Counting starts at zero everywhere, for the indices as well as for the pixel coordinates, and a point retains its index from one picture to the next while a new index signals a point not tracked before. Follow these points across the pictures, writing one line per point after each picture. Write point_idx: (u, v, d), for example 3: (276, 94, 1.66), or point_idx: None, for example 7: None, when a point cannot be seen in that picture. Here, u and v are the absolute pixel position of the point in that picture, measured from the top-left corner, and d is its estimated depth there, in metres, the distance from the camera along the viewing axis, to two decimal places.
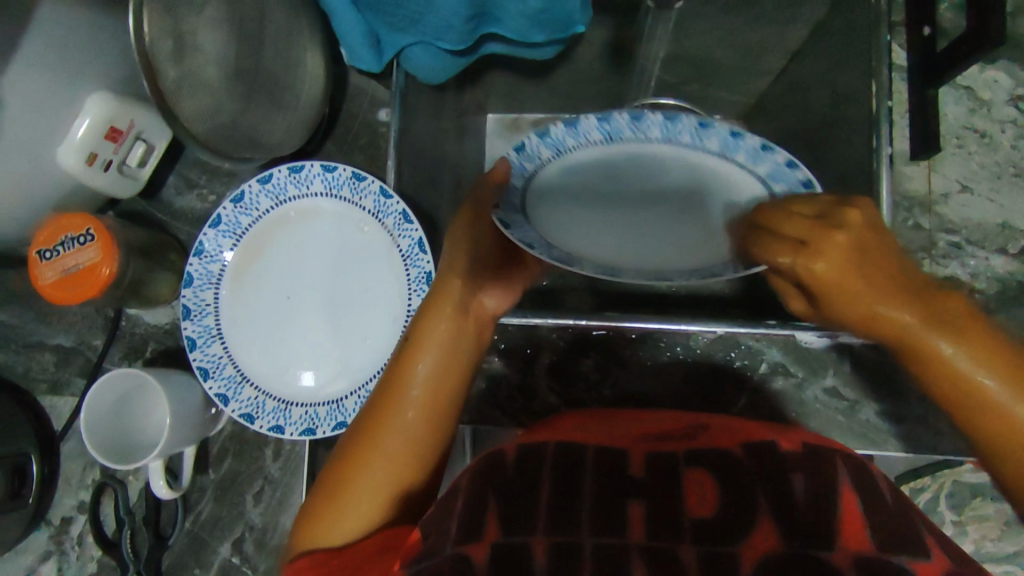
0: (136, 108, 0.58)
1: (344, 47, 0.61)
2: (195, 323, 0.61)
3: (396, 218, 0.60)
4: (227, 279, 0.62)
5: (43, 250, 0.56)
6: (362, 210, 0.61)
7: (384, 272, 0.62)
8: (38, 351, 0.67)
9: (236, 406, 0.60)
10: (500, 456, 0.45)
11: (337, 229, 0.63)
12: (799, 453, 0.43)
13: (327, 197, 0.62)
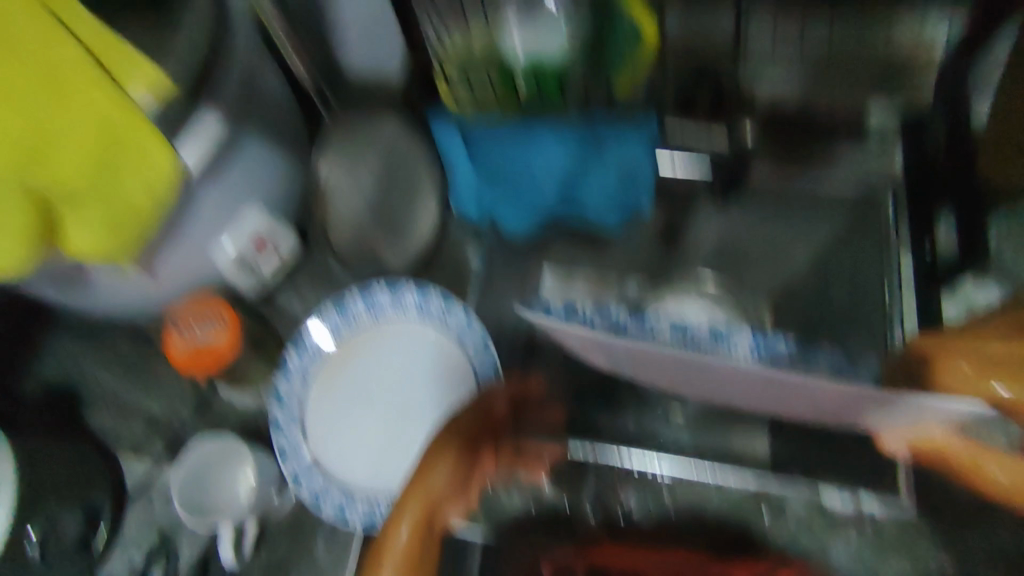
0: (283, 228, 0.73)
1: (454, 204, 0.76)
2: (283, 410, 0.68)
3: (477, 341, 0.70)
4: (316, 374, 0.70)
5: (179, 325, 0.67)
6: (446, 331, 0.71)
7: (457, 387, 0.70)
8: (130, 415, 0.75)
9: (307, 489, 0.66)
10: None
11: (421, 345, 0.72)
12: None
13: (416, 314, 0.72)
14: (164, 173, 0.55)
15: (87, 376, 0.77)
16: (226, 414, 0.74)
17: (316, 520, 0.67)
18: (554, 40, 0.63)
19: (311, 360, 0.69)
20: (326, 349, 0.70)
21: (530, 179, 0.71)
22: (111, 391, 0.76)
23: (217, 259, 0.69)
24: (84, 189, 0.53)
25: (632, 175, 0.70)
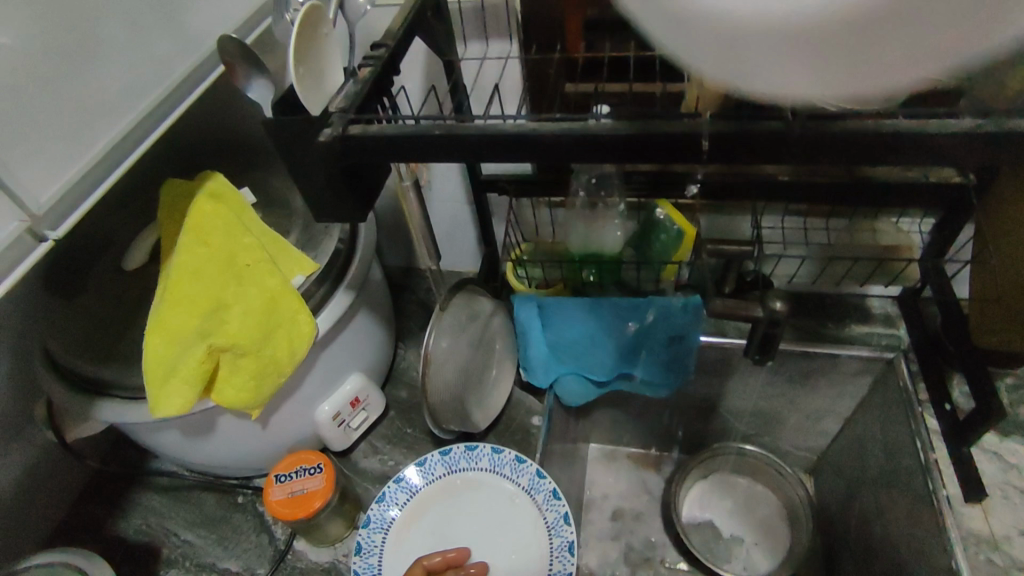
0: (373, 388, 0.84)
1: (524, 370, 0.90)
2: (363, 561, 0.72)
3: (546, 494, 0.75)
4: (396, 528, 0.76)
5: (279, 474, 0.74)
6: (517, 485, 0.77)
7: (528, 539, 0.75)
8: (206, 571, 0.77)
9: None
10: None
11: (493, 500, 0.78)
12: None
13: (490, 472, 0.79)
14: (306, 336, 0.68)
15: (168, 532, 0.81)
16: (301, 569, 0.77)
17: None
18: (612, 239, 0.82)
19: (393, 513, 0.76)
20: (407, 503, 0.77)
21: (592, 345, 0.84)
22: (189, 547, 0.79)
23: (319, 413, 0.78)
24: (248, 347, 0.65)
25: (679, 341, 0.82)
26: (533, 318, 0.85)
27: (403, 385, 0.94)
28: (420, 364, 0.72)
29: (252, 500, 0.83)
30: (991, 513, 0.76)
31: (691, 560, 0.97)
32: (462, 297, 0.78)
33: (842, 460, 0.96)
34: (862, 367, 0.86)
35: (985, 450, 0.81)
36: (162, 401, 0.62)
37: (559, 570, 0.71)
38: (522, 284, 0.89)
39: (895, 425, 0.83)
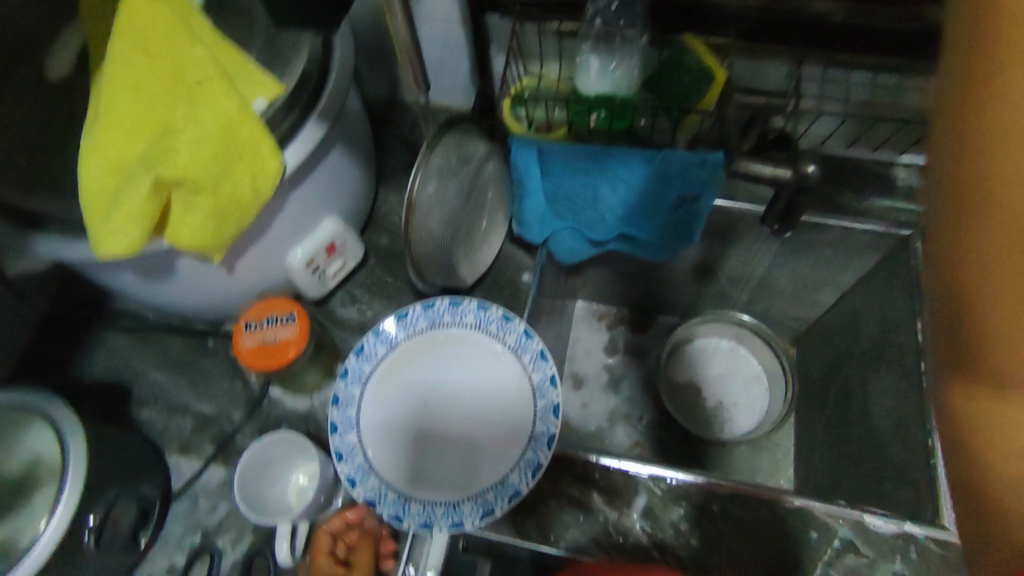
0: (350, 234, 0.76)
1: (517, 223, 0.83)
2: (341, 412, 0.70)
3: (534, 356, 0.72)
4: (376, 380, 0.72)
5: (248, 323, 0.69)
6: (503, 345, 0.73)
7: (512, 399, 0.72)
8: (179, 413, 0.75)
9: (362, 491, 0.66)
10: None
11: (478, 358, 0.74)
12: None
13: (474, 329, 0.74)
14: (273, 173, 0.59)
15: (136, 374, 0.77)
16: (278, 416, 0.75)
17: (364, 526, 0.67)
18: (628, 80, 0.70)
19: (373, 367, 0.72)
20: (386, 356, 0.73)
21: (593, 201, 0.77)
22: (160, 389, 0.76)
23: (291, 259, 0.71)
24: (203, 183, 0.55)
25: (690, 203, 0.75)
26: (533, 166, 0.76)
27: (384, 232, 0.87)
28: (405, 219, 0.64)
29: (224, 346, 0.79)
30: None
31: (668, 419, 0.99)
32: (452, 139, 0.68)
33: (832, 332, 0.95)
34: (874, 242, 0.81)
35: None
36: (106, 241, 0.53)
37: (542, 432, 0.69)
38: (520, 125, 0.79)
39: (897, 303, 0.80)
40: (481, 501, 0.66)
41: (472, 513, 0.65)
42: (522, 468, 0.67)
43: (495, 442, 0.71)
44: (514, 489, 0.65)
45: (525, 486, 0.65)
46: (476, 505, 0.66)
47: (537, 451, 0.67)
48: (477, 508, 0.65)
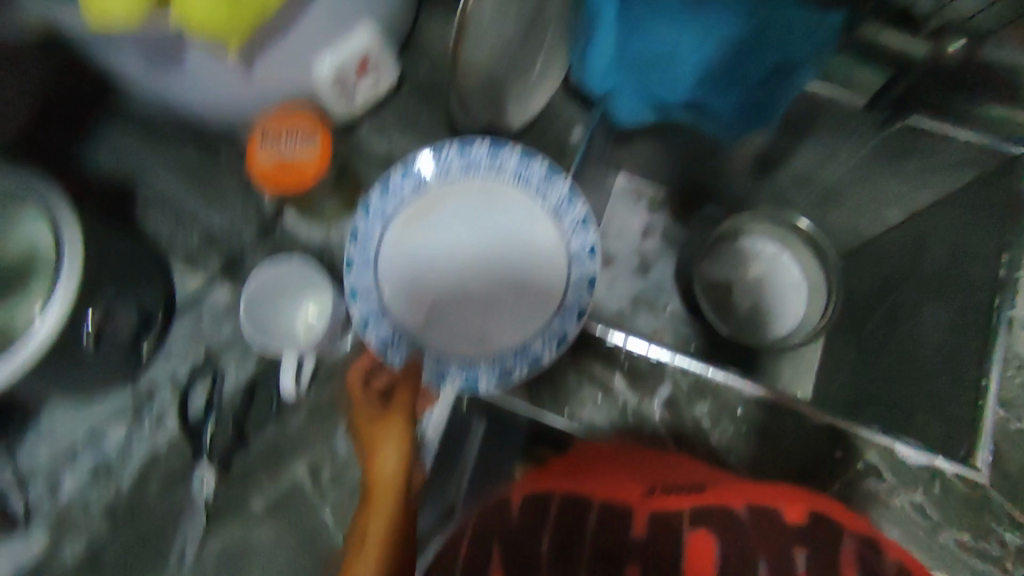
0: (387, 50, 0.66)
1: (579, 62, 0.68)
2: (357, 248, 0.62)
3: (575, 221, 0.63)
4: (398, 222, 0.63)
5: (264, 135, 0.61)
6: (544, 204, 0.63)
7: (546, 265, 0.63)
8: (187, 225, 0.70)
9: (374, 336, 0.61)
10: (505, 517, 0.49)
11: (515, 215, 0.64)
12: (803, 523, 0.43)
13: (514, 180, 0.64)
14: None
15: (142, 175, 0.70)
16: (292, 243, 0.70)
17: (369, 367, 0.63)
18: None
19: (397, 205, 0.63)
20: (412, 196, 0.64)
21: (673, 54, 0.63)
22: (167, 195, 0.70)
23: (316, 68, 0.62)
24: None
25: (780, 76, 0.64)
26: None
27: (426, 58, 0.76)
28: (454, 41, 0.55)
29: (237, 159, 0.71)
30: None
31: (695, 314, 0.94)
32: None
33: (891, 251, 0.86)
34: None
35: None
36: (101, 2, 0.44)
37: (573, 303, 0.61)
38: None
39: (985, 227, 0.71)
40: (499, 363, 0.60)
41: (490, 376, 0.60)
42: (547, 337, 0.60)
43: (520, 309, 0.63)
44: (535, 357, 0.60)
45: (548, 355, 0.60)
46: (492, 366, 0.60)
47: (565, 322, 0.61)
48: (494, 370, 0.60)
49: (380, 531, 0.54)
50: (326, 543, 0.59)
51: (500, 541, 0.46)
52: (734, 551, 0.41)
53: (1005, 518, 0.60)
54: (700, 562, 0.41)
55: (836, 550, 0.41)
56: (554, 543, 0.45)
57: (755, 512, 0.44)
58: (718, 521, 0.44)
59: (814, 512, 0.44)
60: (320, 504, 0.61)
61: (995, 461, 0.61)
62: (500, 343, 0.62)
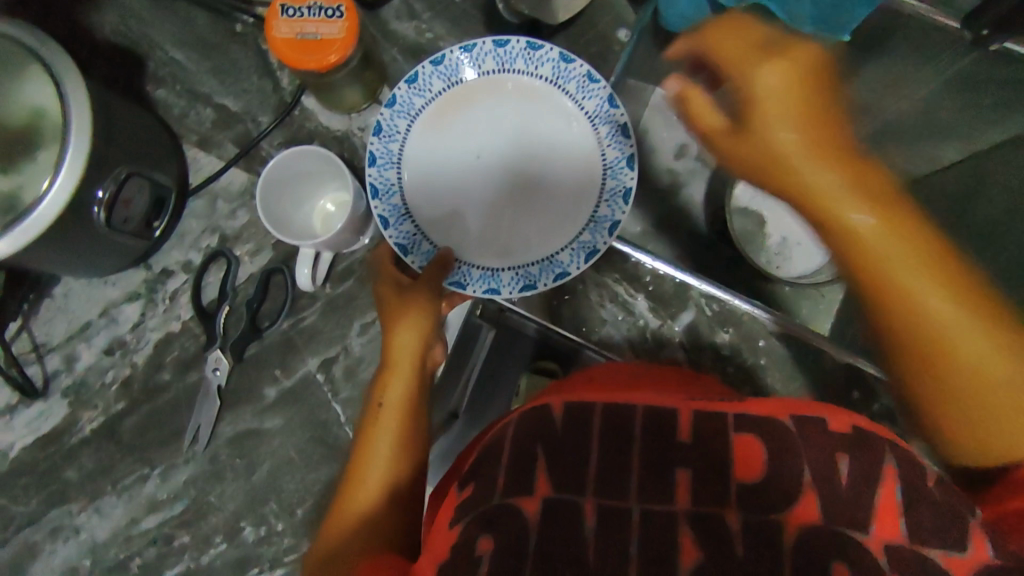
0: None
1: None
2: (382, 143, 0.59)
3: (612, 130, 0.58)
4: (425, 120, 0.60)
5: (286, 6, 0.55)
6: (580, 110, 0.59)
7: (578, 177, 0.59)
8: (201, 103, 0.66)
9: (394, 234, 0.58)
10: (548, 414, 0.45)
11: (548, 121, 0.60)
12: (846, 434, 0.41)
13: (550, 84, 0.59)
14: None
15: (152, 45, 0.66)
16: (310, 131, 0.66)
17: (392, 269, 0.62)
18: None
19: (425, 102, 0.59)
20: (440, 93, 0.59)
21: None
22: (179, 69, 0.66)
23: None
24: None
25: None
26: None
27: None
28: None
29: (255, 34, 0.66)
30: None
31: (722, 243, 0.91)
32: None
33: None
34: None
35: None
36: None
37: (605, 216, 0.57)
38: None
39: None
40: (522, 273, 0.58)
41: (512, 284, 0.57)
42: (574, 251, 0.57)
43: (547, 222, 0.59)
44: (561, 270, 0.57)
45: (574, 267, 0.57)
46: (514, 276, 0.58)
47: (593, 236, 0.57)
48: (516, 280, 0.58)
49: (397, 417, 0.49)
50: (338, 438, 0.60)
51: (538, 437, 0.43)
52: (781, 457, 0.40)
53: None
54: (748, 469, 0.40)
55: (882, 458, 0.40)
56: (599, 449, 0.42)
57: (801, 420, 0.42)
58: (766, 431, 0.42)
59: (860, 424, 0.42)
60: (332, 398, 0.61)
61: None
62: (523, 255, 0.58)
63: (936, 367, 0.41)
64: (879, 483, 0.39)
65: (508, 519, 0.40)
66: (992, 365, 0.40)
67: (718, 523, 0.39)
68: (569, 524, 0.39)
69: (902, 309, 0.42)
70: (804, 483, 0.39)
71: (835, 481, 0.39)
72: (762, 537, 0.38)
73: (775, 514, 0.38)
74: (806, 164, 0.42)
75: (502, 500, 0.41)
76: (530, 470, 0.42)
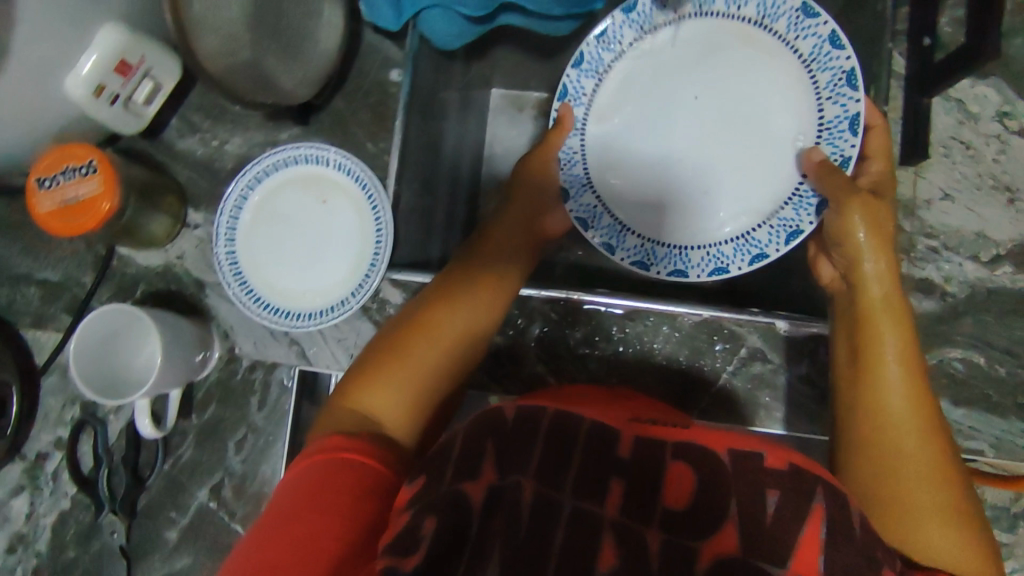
0: (146, 42, 0.57)
1: (366, 4, 0.61)
2: (596, 43, 0.57)
3: (834, 76, 0.53)
4: (631, 57, 0.58)
5: (42, 178, 0.55)
6: (812, 87, 0.55)
7: (754, 193, 0.57)
8: (25, 284, 0.66)
9: (575, 207, 0.59)
10: (499, 413, 0.40)
11: (734, 84, 0.57)
12: (785, 470, 0.38)
13: (755, 26, 0.55)
14: None
15: None
16: (133, 275, 0.65)
17: (249, 381, 0.64)
18: None
19: (613, 57, 0.57)
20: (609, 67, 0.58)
21: None
22: None
23: (66, 86, 0.54)
24: None
25: None
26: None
27: None
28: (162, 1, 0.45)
29: None
30: (925, 171, 0.62)
31: None
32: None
33: None
34: None
35: (946, 98, 0.63)
36: None
37: (787, 217, 0.55)
38: None
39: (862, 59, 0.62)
40: (599, 211, 0.59)
41: (704, 265, 0.57)
42: (669, 255, 0.58)
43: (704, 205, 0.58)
44: (613, 243, 0.58)
45: (623, 254, 0.58)
46: (594, 209, 0.59)
47: (669, 260, 0.58)
48: (588, 208, 0.59)
49: (453, 327, 0.51)
50: None
51: (488, 434, 0.39)
52: (711, 489, 0.37)
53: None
54: (675, 493, 0.37)
55: (812, 496, 0.37)
56: (543, 448, 0.38)
57: (737, 456, 0.39)
58: (703, 462, 0.38)
59: (796, 462, 0.39)
60: (230, 521, 0.63)
61: None
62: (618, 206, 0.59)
63: (901, 505, 0.43)
64: (804, 525, 0.35)
65: (450, 514, 0.36)
66: (942, 539, 0.42)
67: (637, 542, 0.35)
68: (508, 519, 0.35)
69: (889, 448, 0.45)
70: (726, 519, 0.35)
71: (759, 517, 0.35)
72: (677, 566, 0.34)
73: (691, 543, 0.35)
74: (879, 284, 0.49)
75: (450, 488, 0.37)
76: (475, 463, 0.37)
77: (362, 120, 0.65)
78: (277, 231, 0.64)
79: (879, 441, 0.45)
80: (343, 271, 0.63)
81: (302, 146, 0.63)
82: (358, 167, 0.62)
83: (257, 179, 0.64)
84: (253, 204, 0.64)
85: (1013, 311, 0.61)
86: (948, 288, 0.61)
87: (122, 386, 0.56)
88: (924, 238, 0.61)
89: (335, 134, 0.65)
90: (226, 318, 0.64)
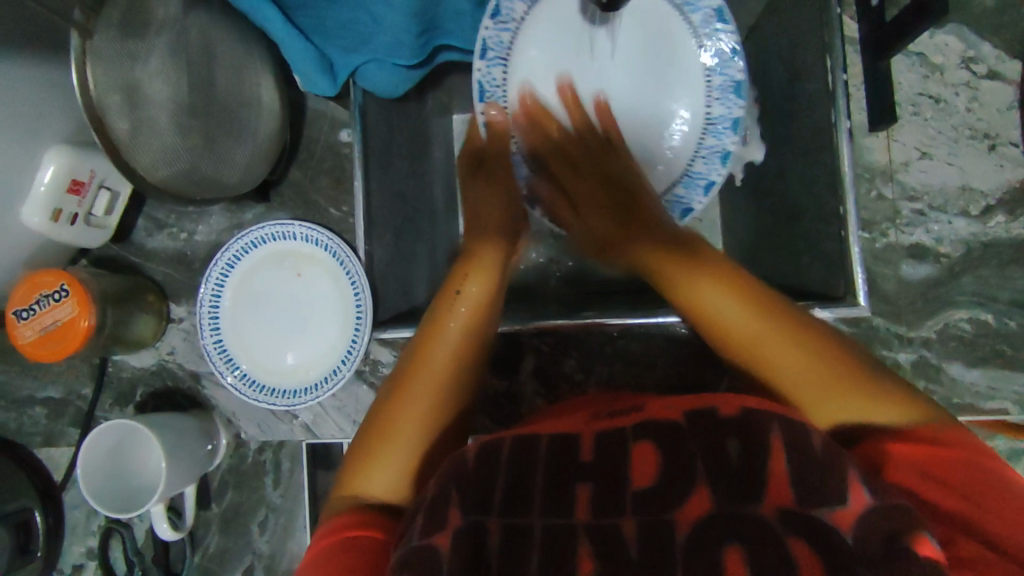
0: (95, 158, 0.57)
1: (297, 75, 0.57)
2: (496, 29, 0.52)
3: (706, 16, 0.52)
4: (530, 26, 0.53)
5: (18, 310, 0.55)
6: (688, 27, 0.53)
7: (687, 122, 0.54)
8: (28, 406, 0.67)
9: (542, 214, 0.58)
10: (459, 454, 0.40)
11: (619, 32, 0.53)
12: (732, 408, 0.37)
13: None
14: None
15: None
16: (130, 378, 0.66)
17: (260, 463, 0.65)
18: None
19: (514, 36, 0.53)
20: (512, 74, 0.54)
21: (375, 25, 0.52)
22: None
23: (27, 219, 0.55)
24: None
25: None
26: (260, 2, 0.49)
27: None
28: (89, 123, 0.47)
29: None
30: (896, 134, 0.60)
31: None
32: (120, 9, 0.46)
33: None
34: None
35: (907, 54, 0.61)
36: None
37: (722, 115, 0.53)
38: None
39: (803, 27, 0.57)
40: None
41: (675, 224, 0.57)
42: None
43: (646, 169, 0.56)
44: (591, 235, 0.58)
45: (605, 242, 0.58)
46: None
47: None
48: (551, 208, 0.58)
49: (445, 372, 0.47)
50: None
51: (450, 477, 0.39)
52: (676, 461, 0.36)
53: (892, 341, 0.58)
54: (641, 474, 0.36)
55: (765, 431, 0.35)
56: (506, 474, 0.38)
57: (692, 413, 0.38)
58: (664, 434, 0.37)
59: (749, 398, 0.38)
60: None
61: (871, 289, 0.59)
62: None
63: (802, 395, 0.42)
64: (764, 457, 0.34)
65: (422, 563, 0.35)
66: (858, 414, 0.40)
67: (613, 533, 0.34)
68: (478, 554, 0.34)
69: (765, 368, 0.43)
70: (693, 477, 0.35)
71: (723, 459, 0.35)
72: (654, 542, 0.33)
73: (664, 514, 0.34)
74: (736, 304, 0.45)
75: (420, 542, 0.36)
76: (443, 507, 0.37)
77: (321, 187, 0.66)
78: (259, 311, 0.64)
79: (746, 357, 0.44)
80: (329, 340, 0.64)
81: (266, 225, 0.63)
82: (325, 236, 0.62)
83: (230, 265, 0.64)
84: (231, 289, 0.64)
85: (1014, 261, 0.59)
86: (941, 249, 0.59)
87: (133, 496, 0.57)
88: (908, 202, 0.59)
89: (298, 205, 0.66)
90: (226, 405, 0.65)
